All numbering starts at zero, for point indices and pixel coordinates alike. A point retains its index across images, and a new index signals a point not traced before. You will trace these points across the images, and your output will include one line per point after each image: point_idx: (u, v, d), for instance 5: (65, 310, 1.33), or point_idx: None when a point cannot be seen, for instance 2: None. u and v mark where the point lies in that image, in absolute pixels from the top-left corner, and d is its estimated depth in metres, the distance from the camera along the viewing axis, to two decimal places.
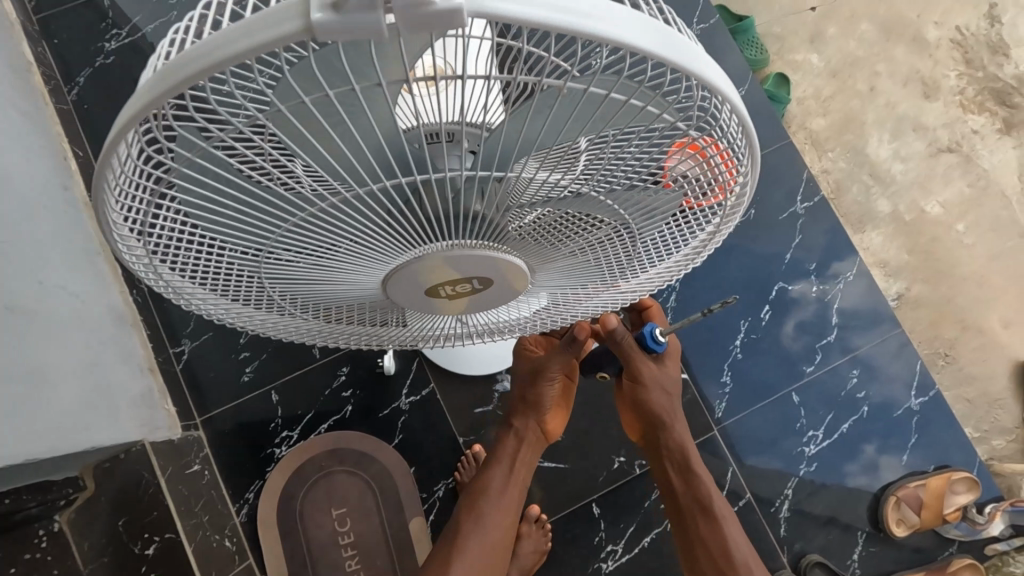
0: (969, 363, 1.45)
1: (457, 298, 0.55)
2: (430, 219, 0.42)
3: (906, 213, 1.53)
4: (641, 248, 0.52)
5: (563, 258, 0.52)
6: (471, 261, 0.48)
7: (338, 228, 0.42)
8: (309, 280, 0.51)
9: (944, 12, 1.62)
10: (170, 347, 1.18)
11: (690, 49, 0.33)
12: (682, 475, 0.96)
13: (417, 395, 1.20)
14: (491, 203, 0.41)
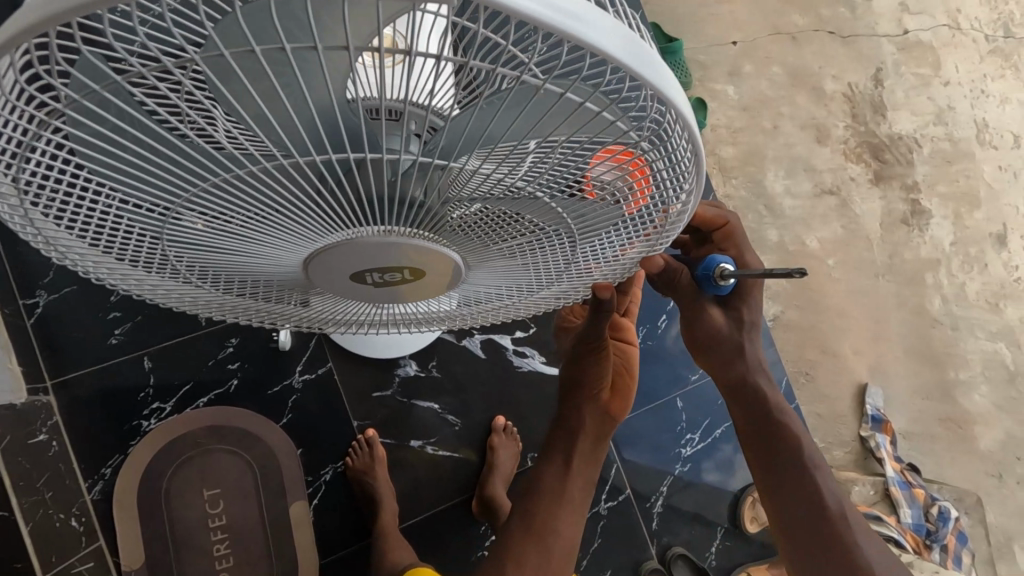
0: (822, 383, 1.64)
1: (382, 286, 0.53)
2: (362, 200, 0.40)
3: (789, 245, 1.69)
4: (579, 256, 0.52)
5: (502, 257, 0.51)
6: (405, 250, 0.46)
7: (260, 194, 0.39)
8: (216, 249, 0.47)
9: (841, 68, 1.81)
10: (20, 298, 1.02)
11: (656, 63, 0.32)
12: (774, 446, 0.77)
13: (313, 373, 1.14)
14: (432, 190, 0.39)
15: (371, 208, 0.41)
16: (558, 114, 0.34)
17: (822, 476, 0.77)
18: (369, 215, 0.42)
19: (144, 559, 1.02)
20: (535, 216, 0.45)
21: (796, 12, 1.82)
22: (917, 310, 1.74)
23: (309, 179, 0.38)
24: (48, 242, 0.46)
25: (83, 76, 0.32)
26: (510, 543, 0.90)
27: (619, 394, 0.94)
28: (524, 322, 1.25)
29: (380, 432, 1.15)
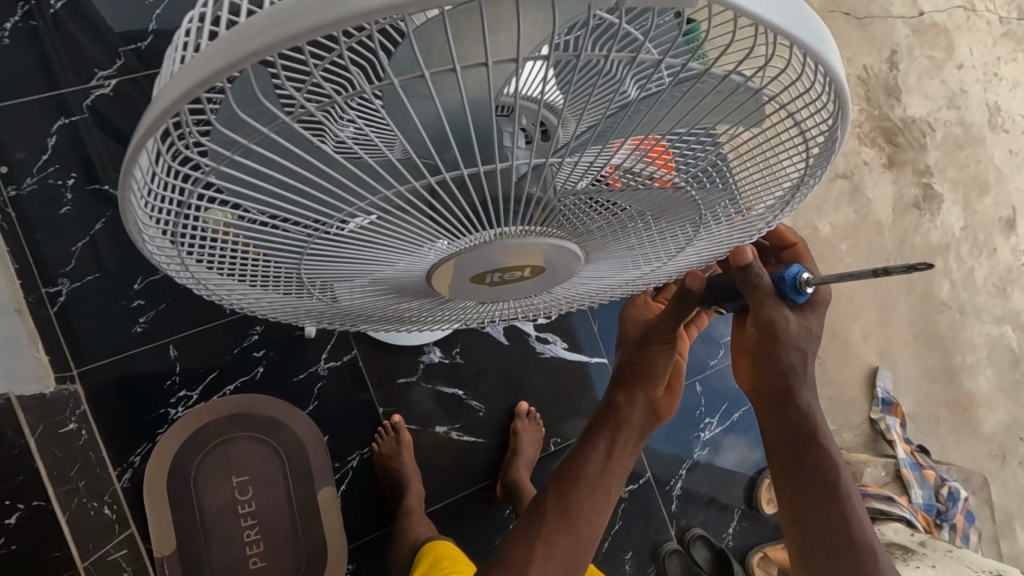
0: (834, 367, 1.66)
1: (507, 285, 0.52)
2: (509, 201, 0.39)
3: (802, 230, 1.70)
4: (696, 228, 0.51)
5: (624, 245, 0.51)
6: (539, 251, 0.46)
7: (408, 215, 0.38)
8: (344, 271, 0.46)
9: (855, 51, 1.79)
10: (43, 286, 1.01)
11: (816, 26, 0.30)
12: (811, 469, 0.75)
13: (338, 360, 1.14)
14: (561, 187, 0.38)
15: (491, 211, 0.39)
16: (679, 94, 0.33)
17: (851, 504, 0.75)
18: (504, 221, 0.40)
19: (175, 546, 1.02)
20: (663, 200, 0.44)
21: None
22: (927, 294, 1.76)
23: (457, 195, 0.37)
24: (192, 286, 0.47)
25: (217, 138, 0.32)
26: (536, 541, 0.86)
27: (669, 393, 0.97)
28: None
29: (405, 418, 1.16)
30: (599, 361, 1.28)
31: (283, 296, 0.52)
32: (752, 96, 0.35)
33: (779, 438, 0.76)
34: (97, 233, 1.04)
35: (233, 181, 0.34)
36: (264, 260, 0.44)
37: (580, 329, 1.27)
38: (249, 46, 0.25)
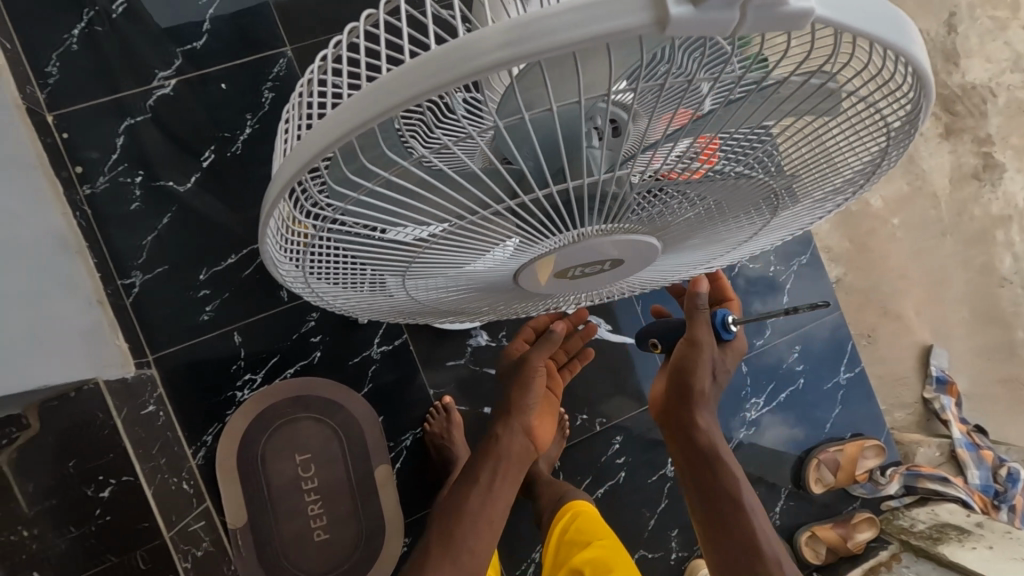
0: (885, 346, 1.62)
1: (594, 274, 0.53)
2: (602, 203, 0.40)
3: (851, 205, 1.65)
4: (773, 210, 0.51)
5: (699, 232, 0.53)
6: (623, 245, 0.48)
7: (506, 225, 0.41)
8: (435, 273, 0.49)
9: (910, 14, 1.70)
10: (118, 279, 1.08)
11: (888, 12, 0.30)
12: (726, 492, 0.83)
13: (390, 344, 1.18)
14: (642, 193, 0.40)
15: (572, 214, 0.41)
16: (743, 105, 0.34)
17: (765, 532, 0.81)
18: (591, 223, 0.42)
19: (247, 518, 1.10)
20: (740, 188, 0.45)
21: None
22: (985, 268, 1.69)
23: (550, 209, 0.40)
24: (316, 303, 0.52)
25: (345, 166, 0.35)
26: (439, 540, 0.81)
27: (543, 425, 0.93)
28: None
29: (455, 399, 1.20)
30: None
31: (390, 302, 0.56)
32: (828, 94, 0.35)
33: (697, 459, 0.85)
34: (164, 227, 1.11)
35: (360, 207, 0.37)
36: (373, 276, 0.48)
37: (623, 310, 1.29)
38: (404, 94, 0.28)
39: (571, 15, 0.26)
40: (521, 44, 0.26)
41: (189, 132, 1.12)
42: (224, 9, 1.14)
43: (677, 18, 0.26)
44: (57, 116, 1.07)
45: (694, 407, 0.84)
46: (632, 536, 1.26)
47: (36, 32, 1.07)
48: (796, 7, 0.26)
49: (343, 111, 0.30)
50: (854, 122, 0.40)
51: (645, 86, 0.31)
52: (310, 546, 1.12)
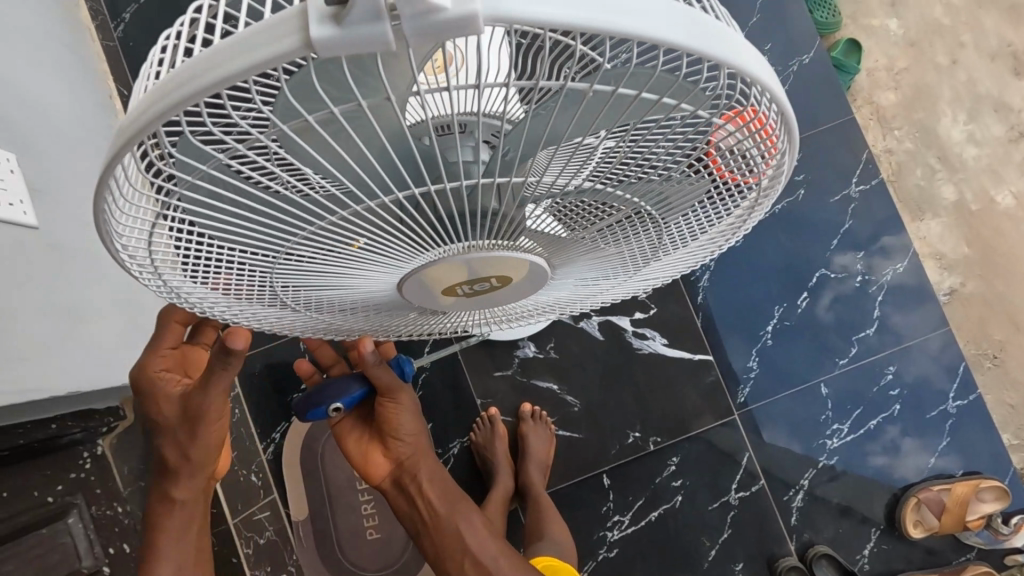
0: (1018, 368, 1.36)
1: (482, 288, 0.51)
2: (462, 207, 0.38)
3: (972, 203, 1.41)
4: (668, 235, 0.49)
5: (590, 248, 0.49)
6: (489, 262, 0.46)
7: (358, 232, 0.39)
8: (320, 284, 0.48)
9: None
10: None
11: (717, 30, 0.29)
12: (481, 543, 0.80)
13: (439, 353, 1.21)
14: (498, 190, 0.37)
15: (451, 226, 0.40)
16: (589, 106, 0.31)
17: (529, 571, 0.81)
18: (460, 225, 0.40)
19: (308, 513, 1.19)
20: (617, 209, 0.42)
21: None
22: None
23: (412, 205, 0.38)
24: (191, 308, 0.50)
25: (179, 167, 0.33)
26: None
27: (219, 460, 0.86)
28: (643, 303, 1.22)
29: (501, 410, 1.20)
30: (702, 358, 1.21)
31: (282, 311, 0.55)
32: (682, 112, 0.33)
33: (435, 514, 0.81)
34: None
35: (195, 204, 0.35)
36: (251, 275, 0.46)
37: (681, 322, 1.22)
38: (170, 100, 0.27)
39: (246, 44, 0.25)
40: (226, 68, 0.25)
41: None
42: None
43: (323, 40, 0.24)
44: None
45: (419, 466, 0.81)
46: (689, 566, 1.17)
47: None
48: (458, 12, 0.24)
49: (143, 104, 0.29)
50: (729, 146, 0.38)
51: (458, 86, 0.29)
52: (363, 543, 1.18)
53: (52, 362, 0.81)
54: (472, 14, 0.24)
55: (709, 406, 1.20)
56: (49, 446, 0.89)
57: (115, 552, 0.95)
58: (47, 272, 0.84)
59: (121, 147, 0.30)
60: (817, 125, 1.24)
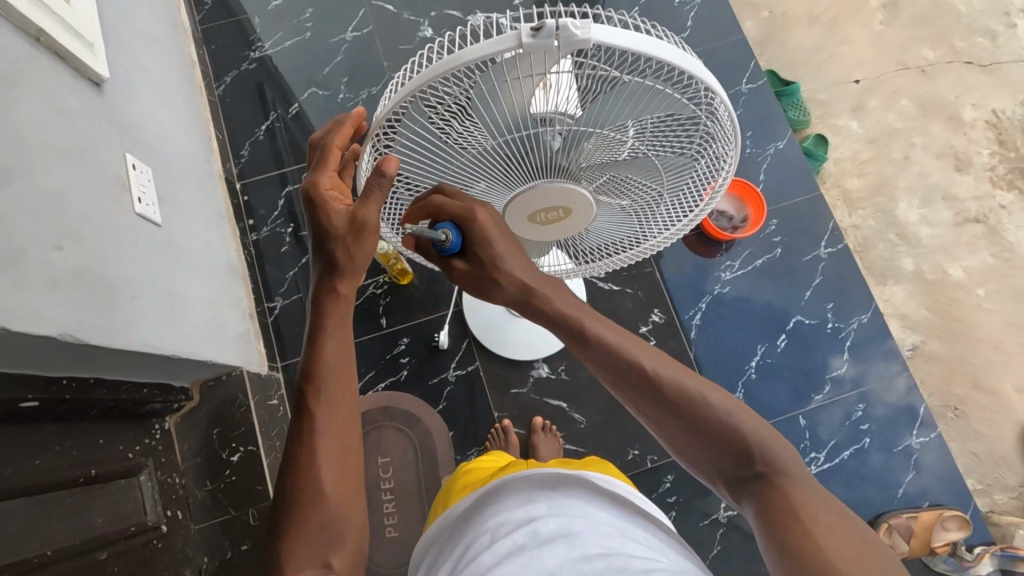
0: (978, 420, 1.51)
1: (549, 233, 0.71)
2: (547, 164, 0.59)
3: (929, 273, 1.63)
4: (663, 207, 0.69)
5: (613, 208, 0.69)
6: (557, 198, 0.63)
7: (480, 173, 0.60)
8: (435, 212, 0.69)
9: (982, 96, 1.77)
10: (265, 302, 1.41)
11: (694, 60, 0.50)
12: (614, 382, 0.62)
13: (463, 369, 1.38)
14: (569, 155, 0.58)
15: (535, 172, 0.60)
16: (626, 96, 0.52)
17: (679, 380, 0.59)
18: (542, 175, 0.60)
19: None
20: (637, 176, 0.63)
21: (928, 45, 1.83)
22: None
23: (517, 162, 0.58)
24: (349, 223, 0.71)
25: (403, 125, 0.56)
26: (309, 455, 0.63)
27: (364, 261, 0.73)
28: (644, 335, 1.40)
29: (515, 423, 1.35)
30: None
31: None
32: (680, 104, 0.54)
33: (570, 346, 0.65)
34: (303, 265, 1.44)
35: (402, 147, 0.58)
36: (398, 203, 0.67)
37: (676, 355, 1.39)
38: (419, 83, 0.49)
39: (472, 54, 0.46)
40: (457, 63, 0.47)
41: None
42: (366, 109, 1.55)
43: (525, 44, 0.45)
44: (242, 185, 1.50)
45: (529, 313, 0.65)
46: None
47: (239, 130, 1.54)
48: (581, 38, 0.45)
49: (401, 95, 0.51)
50: (709, 135, 0.59)
51: (559, 85, 0.51)
52: (382, 541, 1.26)
53: (170, 324, 0.98)
54: (586, 39, 0.45)
55: None
56: (136, 411, 1.03)
57: (171, 516, 1.07)
58: (163, 257, 1.03)
59: (384, 114, 0.53)
60: (790, 197, 1.49)
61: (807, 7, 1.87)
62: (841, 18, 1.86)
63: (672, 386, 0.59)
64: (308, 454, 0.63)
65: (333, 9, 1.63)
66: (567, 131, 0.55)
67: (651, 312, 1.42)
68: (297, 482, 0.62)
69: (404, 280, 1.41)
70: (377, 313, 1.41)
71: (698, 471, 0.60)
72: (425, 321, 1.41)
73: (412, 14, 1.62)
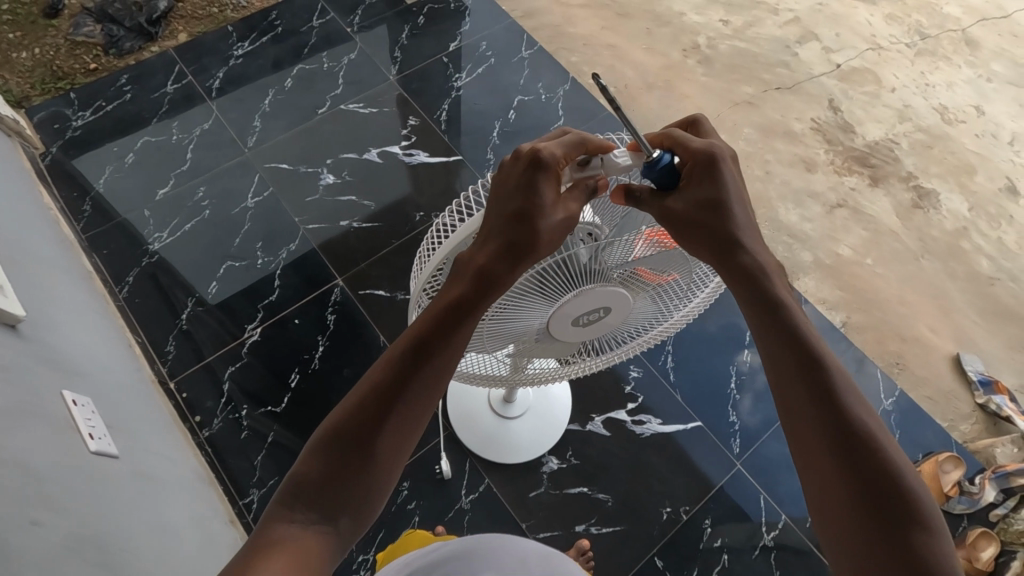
0: (918, 367, 1.68)
1: (591, 331, 0.78)
2: (581, 274, 0.67)
3: (826, 259, 1.86)
4: (679, 290, 0.77)
5: (637, 299, 0.76)
6: (584, 298, 0.70)
7: (518, 292, 0.66)
8: (480, 338, 0.73)
9: (800, 111, 2.15)
10: (239, 499, 1.26)
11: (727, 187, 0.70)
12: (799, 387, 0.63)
13: (476, 491, 1.31)
14: (598, 260, 0.66)
15: (559, 282, 0.66)
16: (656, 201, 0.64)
17: (877, 430, 0.61)
18: (580, 284, 0.67)
19: None
20: (655, 266, 0.71)
21: (744, 83, 2.20)
22: (969, 275, 1.84)
23: (556, 278, 0.66)
24: None
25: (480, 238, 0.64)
26: (349, 480, 0.60)
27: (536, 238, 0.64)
28: (631, 394, 1.43)
29: (544, 527, 1.30)
30: (694, 425, 1.41)
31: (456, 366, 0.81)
32: None
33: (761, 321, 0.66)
34: (271, 446, 1.32)
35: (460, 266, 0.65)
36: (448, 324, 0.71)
37: (665, 402, 1.43)
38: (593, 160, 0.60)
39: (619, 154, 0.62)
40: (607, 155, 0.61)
41: (279, 362, 1.41)
42: (289, 268, 1.52)
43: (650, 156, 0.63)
44: (176, 382, 1.37)
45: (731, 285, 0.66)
46: None
47: (157, 326, 1.44)
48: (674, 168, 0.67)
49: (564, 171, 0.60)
50: None
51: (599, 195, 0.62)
52: None
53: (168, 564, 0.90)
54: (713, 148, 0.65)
55: (715, 466, 1.37)
56: None
57: None
58: (143, 494, 0.95)
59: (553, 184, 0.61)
60: None
61: (642, 77, 2.19)
62: (672, 80, 2.19)
63: (867, 426, 0.61)
64: (345, 495, 0.60)
65: (225, 183, 1.62)
66: (593, 242, 0.64)
67: (629, 370, 1.46)
68: (312, 490, 0.59)
69: None
70: None
71: (838, 537, 0.60)
72: (420, 456, 1.33)
73: (308, 166, 1.66)
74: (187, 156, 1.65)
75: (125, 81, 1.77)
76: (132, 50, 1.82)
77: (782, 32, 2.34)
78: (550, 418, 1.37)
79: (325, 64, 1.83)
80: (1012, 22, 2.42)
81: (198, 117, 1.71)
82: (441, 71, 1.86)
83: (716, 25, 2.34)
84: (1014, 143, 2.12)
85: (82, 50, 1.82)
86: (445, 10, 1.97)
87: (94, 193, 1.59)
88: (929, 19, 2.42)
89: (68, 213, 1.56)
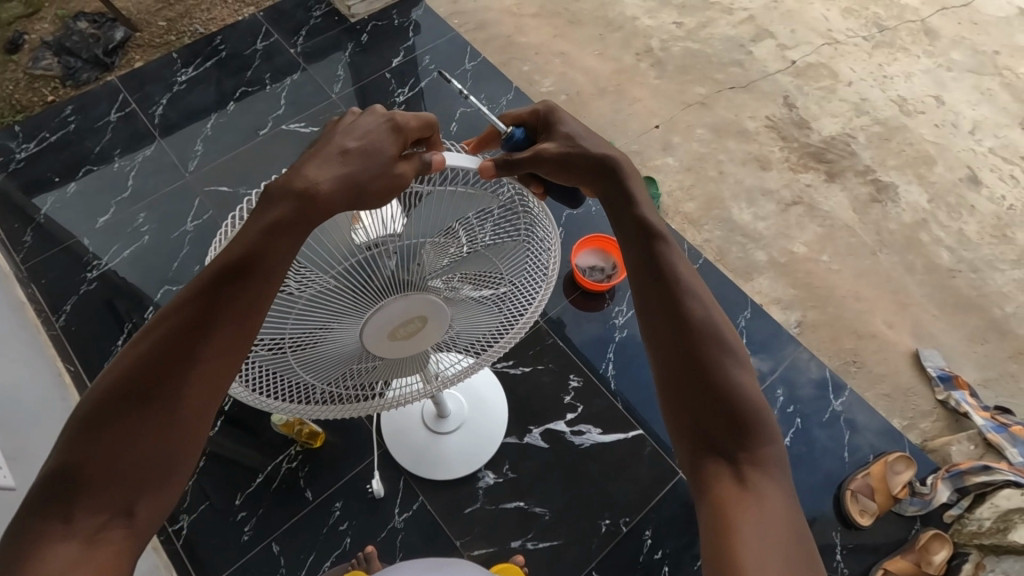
0: (875, 364, 1.64)
1: (427, 336, 0.77)
2: (393, 281, 0.66)
3: (780, 258, 1.82)
4: (511, 286, 0.79)
5: (469, 300, 0.77)
6: (408, 302, 0.70)
7: (327, 304, 0.66)
8: (308, 356, 0.71)
9: (753, 109, 2.12)
10: (168, 526, 1.26)
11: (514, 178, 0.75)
12: (656, 300, 0.70)
13: (409, 510, 1.29)
14: (411, 268, 0.66)
15: (375, 286, 0.66)
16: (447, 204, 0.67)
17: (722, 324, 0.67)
18: (394, 291, 0.67)
19: None
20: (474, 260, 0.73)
21: (697, 84, 2.18)
22: (928, 268, 1.80)
23: (367, 287, 0.66)
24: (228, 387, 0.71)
25: None
26: (125, 468, 0.55)
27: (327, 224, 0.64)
28: (570, 405, 1.41)
29: (479, 543, 1.27)
30: (635, 433, 1.38)
31: (274, 398, 0.74)
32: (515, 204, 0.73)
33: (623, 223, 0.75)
34: (201, 469, 1.31)
35: None
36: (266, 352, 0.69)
37: (606, 411, 1.40)
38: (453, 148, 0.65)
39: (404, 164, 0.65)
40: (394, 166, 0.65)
41: None
42: None
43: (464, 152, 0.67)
44: None
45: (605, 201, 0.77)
46: None
47: (92, 352, 1.43)
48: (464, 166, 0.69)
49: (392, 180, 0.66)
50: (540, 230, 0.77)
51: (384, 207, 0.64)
52: None
53: None
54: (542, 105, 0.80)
55: (656, 475, 1.34)
56: None
57: None
58: None
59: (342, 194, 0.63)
60: None
61: (592, 82, 2.18)
62: (624, 84, 2.18)
63: (717, 332, 0.67)
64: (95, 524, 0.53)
65: (164, 208, 1.63)
66: (398, 249, 0.64)
67: (569, 379, 1.44)
68: (66, 485, 0.53)
69: (317, 442, 1.33)
70: (300, 485, 1.31)
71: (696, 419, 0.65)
72: (354, 475, 1.32)
73: (247, 187, 1.66)
74: (128, 182, 1.67)
75: (69, 111, 1.79)
76: (88, 80, 1.84)
77: (736, 32, 2.33)
78: (486, 425, 1.35)
79: (268, 86, 1.85)
80: (972, 10, 2.39)
81: (141, 144, 1.73)
82: (383, 86, 1.86)
83: (669, 28, 2.33)
84: (975, 131, 2.08)
85: (39, 82, 1.84)
86: (389, 26, 1.98)
87: (36, 222, 1.60)
88: (887, 11, 2.40)
89: (10, 243, 1.57)
